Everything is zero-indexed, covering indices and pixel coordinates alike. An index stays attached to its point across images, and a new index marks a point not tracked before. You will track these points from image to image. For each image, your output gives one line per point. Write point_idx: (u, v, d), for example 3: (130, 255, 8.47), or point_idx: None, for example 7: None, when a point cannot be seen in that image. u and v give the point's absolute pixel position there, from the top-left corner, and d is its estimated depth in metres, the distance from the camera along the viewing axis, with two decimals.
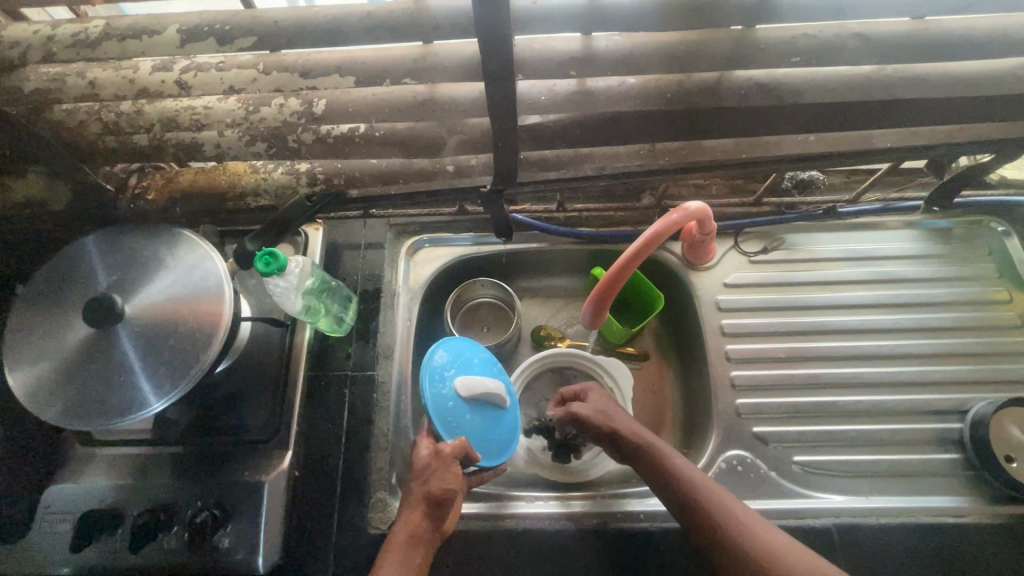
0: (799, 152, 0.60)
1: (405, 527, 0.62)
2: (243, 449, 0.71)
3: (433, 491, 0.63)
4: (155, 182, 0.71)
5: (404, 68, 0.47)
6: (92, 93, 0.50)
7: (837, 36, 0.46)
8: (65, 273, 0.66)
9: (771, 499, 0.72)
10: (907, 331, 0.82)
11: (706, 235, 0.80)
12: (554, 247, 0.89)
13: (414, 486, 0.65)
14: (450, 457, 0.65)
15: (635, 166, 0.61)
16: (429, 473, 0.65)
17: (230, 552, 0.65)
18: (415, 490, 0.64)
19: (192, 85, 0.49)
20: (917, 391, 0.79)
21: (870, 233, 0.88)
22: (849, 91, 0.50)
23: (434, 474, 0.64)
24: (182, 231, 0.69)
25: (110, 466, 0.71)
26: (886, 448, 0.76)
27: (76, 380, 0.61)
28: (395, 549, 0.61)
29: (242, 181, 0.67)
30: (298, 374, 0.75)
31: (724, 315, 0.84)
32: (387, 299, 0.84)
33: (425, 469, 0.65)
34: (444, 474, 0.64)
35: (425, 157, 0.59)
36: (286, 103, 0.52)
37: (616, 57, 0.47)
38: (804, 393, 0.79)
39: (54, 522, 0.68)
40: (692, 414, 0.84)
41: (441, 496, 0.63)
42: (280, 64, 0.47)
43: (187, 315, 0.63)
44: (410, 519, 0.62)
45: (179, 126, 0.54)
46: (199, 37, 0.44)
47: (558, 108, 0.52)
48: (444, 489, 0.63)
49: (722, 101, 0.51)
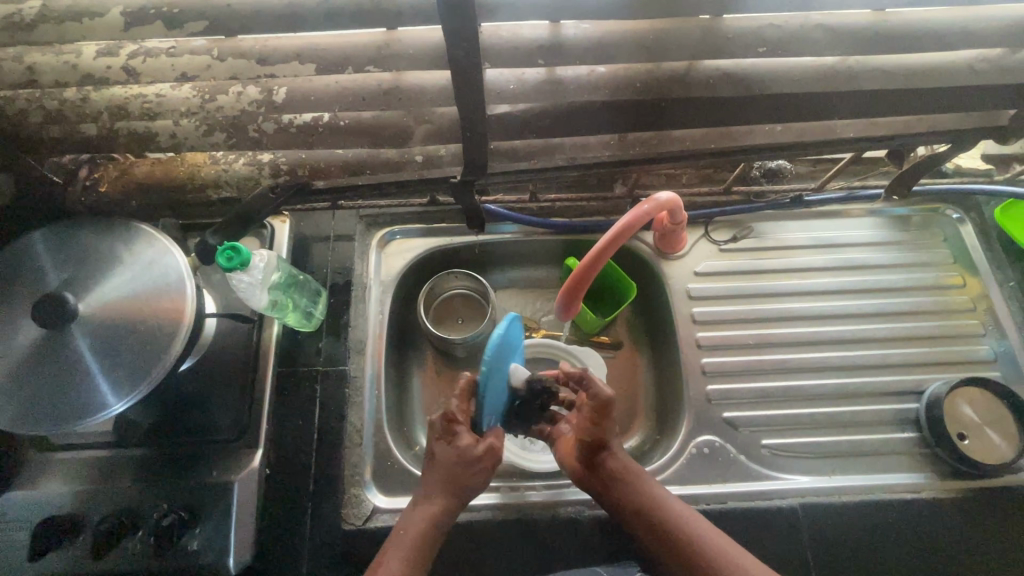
0: (765, 142, 0.60)
1: (432, 518, 0.57)
2: (211, 448, 0.69)
3: (474, 487, 0.59)
4: (109, 173, 0.66)
5: (367, 55, 0.45)
6: (32, 80, 0.47)
7: (803, 27, 0.46)
8: (11, 268, 0.63)
9: (739, 482, 0.74)
10: (869, 316, 0.85)
11: (677, 225, 0.80)
12: (528, 237, 0.89)
13: (450, 479, 0.58)
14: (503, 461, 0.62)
15: (605, 157, 0.61)
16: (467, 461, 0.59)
17: (200, 554, 0.64)
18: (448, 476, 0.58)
19: (142, 72, 0.46)
20: (878, 373, 0.82)
21: (833, 221, 0.91)
22: (814, 82, 0.51)
23: (465, 465, 0.58)
24: (138, 224, 0.66)
25: (67, 472, 0.68)
26: (848, 430, 0.79)
27: (27, 384, 0.58)
28: (413, 541, 0.56)
29: (201, 173, 0.63)
30: (267, 369, 0.73)
31: (695, 303, 0.86)
32: (358, 292, 0.83)
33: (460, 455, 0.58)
34: (478, 471, 0.59)
35: (393, 147, 0.57)
36: (244, 91, 0.50)
37: (584, 46, 0.46)
38: (771, 378, 0.81)
39: (8, 532, 0.65)
40: (664, 401, 0.86)
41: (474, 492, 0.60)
42: (235, 50, 0.45)
43: (146, 314, 0.60)
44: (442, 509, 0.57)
45: (130, 114, 0.51)
46: (146, 20, 0.41)
47: (526, 98, 0.51)
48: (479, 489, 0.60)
49: (690, 90, 0.51)
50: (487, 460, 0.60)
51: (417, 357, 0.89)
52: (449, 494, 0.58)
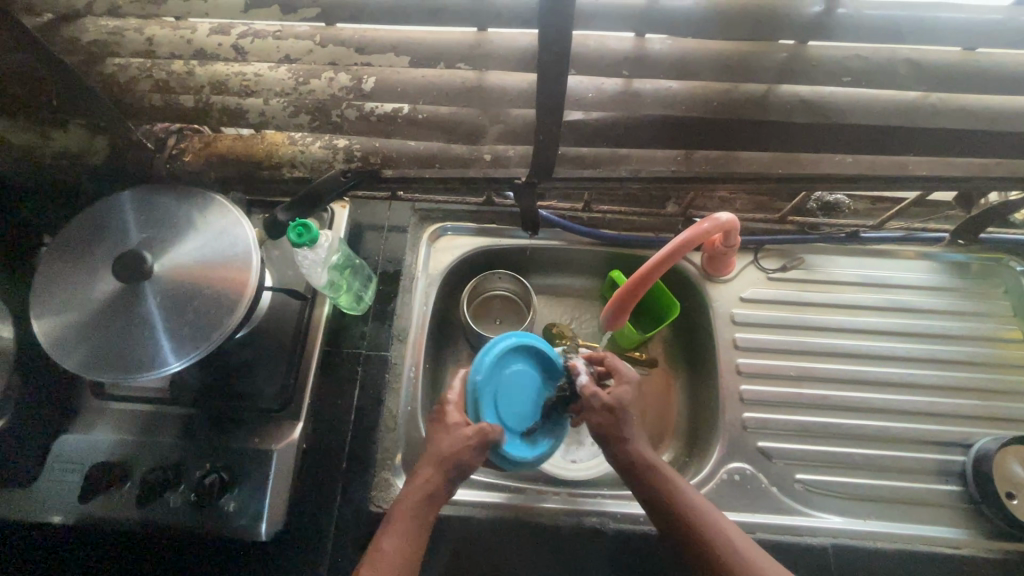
0: (833, 172, 0.60)
1: (419, 492, 0.61)
2: (255, 415, 0.72)
3: (458, 461, 0.63)
4: (194, 145, 0.71)
5: (458, 53, 0.47)
6: (149, 50, 0.51)
7: (889, 61, 0.46)
8: (97, 224, 0.67)
9: (770, 514, 0.73)
10: (919, 362, 0.83)
11: (729, 249, 0.80)
12: (575, 246, 0.90)
13: (437, 452, 0.64)
14: (481, 435, 0.65)
15: (670, 172, 0.61)
16: (456, 439, 0.65)
17: (235, 516, 0.67)
18: (435, 455, 0.64)
19: (249, 51, 0.49)
20: (924, 421, 0.79)
21: (889, 260, 0.89)
22: (893, 116, 0.51)
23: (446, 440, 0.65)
24: (214, 195, 0.70)
25: (120, 422, 0.72)
26: (886, 474, 0.77)
27: (98, 333, 0.62)
28: (403, 517, 0.60)
29: (280, 152, 0.66)
30: (313, 349, 0.76)
31: (737, 329, 0.85)
32: (406, 283, 0.85)
33: (439, 435, 0.67)
34: (470, 453, 0.64)
35: (465, 142, 0.60)
36: (336, 77, 0.53)
37: (668, 61, 0.47)
38: (811, 413, 0.80)
39: (64, 472, 0.70)
40: (697, 424, 0.85)
41: (463, 466, 0.64)
42: (336, 38, 0.48)
43: (212, 279, 0.64)
44: (427, 483, 0.62)
45: (229, 90, 0.55)
46: (265, 4, 0.44)
47: (603, 107, 0.52)
48: (467, 464, 0.64)
49: (767, 113, 0.51)
50: (476, 438, 0.65)
51: (454, 352, 0.91)
52: (440, 473, 0.63)
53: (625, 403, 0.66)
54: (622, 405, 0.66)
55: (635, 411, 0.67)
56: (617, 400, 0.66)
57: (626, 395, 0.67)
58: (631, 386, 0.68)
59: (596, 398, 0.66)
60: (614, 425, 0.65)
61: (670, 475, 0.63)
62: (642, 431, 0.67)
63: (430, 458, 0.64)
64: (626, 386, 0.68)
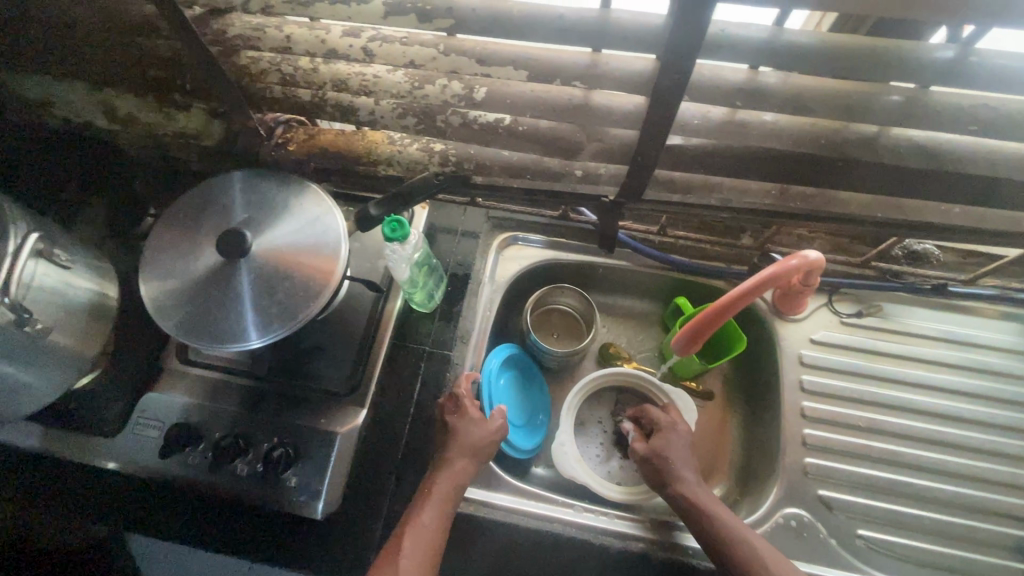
0: (935, 220, 0.58)
1: (452, 482, 0.68)
2: (322, 397, 0.75)
3: (487, 449, 0.72)
4: (299, 136, 0.75)
5: (575, 72, 0.49)
6: (285, 47, 0.55)
7: (1019, 113, 0.45)
8: (205, 200, 0.72)
9: (827, 567, 0.70)
10: (1002, 429, 0.78)
11: (807, 288, 0.78)
12: (643, 268, 0.90)
13: (467, 444, 0.71)
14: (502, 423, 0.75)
15: (761, 204, 0.61)
16: (482, 432, 0.72)
17: (296, 491, 0.70)
18: (465, 447, 0.71)
19: (376, 54, 0.53)
20: (1004, 492, 0.75)
21: (975, 318, 0.85)
22: (1014, 169, 0.49)
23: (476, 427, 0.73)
24: (310, 183, 0.74)
25: (197, 388, 0.76)
26: (956, 544, 0.72)
27: (196, 302, 0.66)
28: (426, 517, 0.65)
29: (378, 150, 0.69)
30: (381, 343, 0.78)
31: (805, 370, 0.82)
32: (474, 286, 0.86)
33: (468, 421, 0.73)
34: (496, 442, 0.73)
35: (559, 157, 0.61)
36: (450, 85, 0.55)
37: (783, 95, 0.47)
38: (878, 467, 0.77)
39: (145, 427, 0.74)
40: (752, 463, 0.83)
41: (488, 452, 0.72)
42: (459, 48, 0.50)
43: (303, 263, 0.68)
44: (463, 472, 0.69)
45: (348, 88, 0.58)
46: (403, 12, 0.46)
47: (706, 134, 0.53)
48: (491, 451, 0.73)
49: (877, 155, 0.51)
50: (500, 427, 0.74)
51: None
52: (473, 463, 0.70)
53: (662, 450, 0.72)
54: (660, 454, 0.72)
55: (675, 456, 0.72)
56: (654, 450, 0.73)
57: (661, 444, 0.73)
58: (672, 436, 0.74)
59: (639, 449, 0.74)
60: (656, 471, 0.72)
61: (716, 510, 0.67)
62: (691, 472, 0.71)
63: (457, 449, 0.71)
64: (668, 436, 0.74)
